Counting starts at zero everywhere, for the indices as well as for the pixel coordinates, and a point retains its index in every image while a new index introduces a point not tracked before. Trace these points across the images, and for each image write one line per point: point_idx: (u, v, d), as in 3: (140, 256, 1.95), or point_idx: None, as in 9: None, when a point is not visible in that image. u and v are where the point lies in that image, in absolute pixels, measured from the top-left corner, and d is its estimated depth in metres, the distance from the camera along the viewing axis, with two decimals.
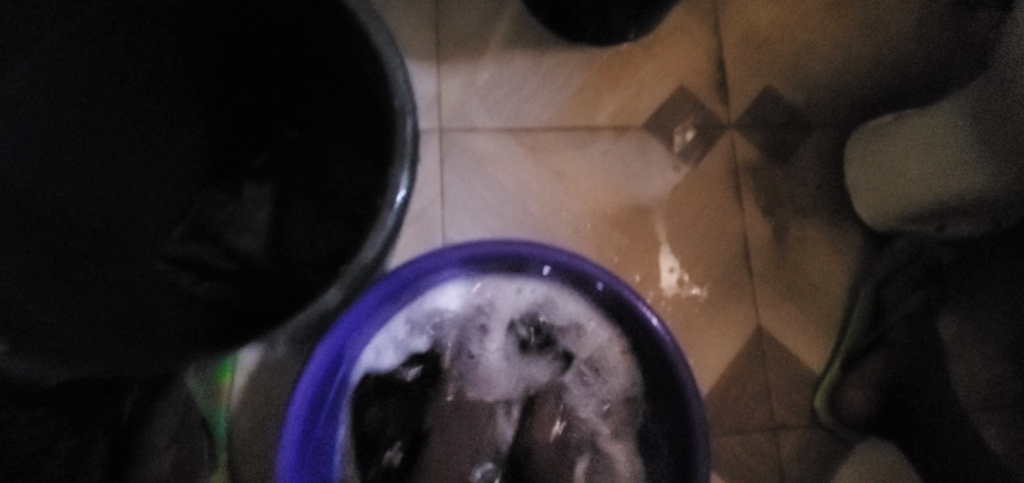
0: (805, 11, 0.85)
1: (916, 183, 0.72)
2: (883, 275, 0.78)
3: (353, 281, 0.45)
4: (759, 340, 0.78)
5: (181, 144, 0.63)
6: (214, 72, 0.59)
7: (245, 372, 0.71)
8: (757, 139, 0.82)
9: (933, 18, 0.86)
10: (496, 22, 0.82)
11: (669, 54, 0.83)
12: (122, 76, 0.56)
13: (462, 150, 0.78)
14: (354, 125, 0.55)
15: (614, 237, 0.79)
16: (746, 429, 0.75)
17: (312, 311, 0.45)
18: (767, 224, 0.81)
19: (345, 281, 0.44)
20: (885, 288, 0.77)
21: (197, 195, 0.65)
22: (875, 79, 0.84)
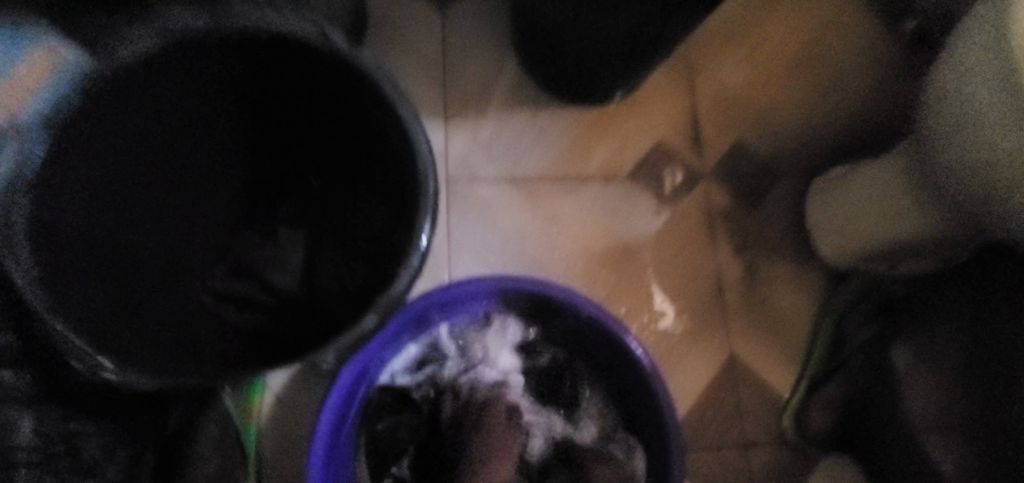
0: (771, 73, 0.97)
1: (868, 227, 0.81)
2: (844, 309, 0.87)
3: (387, 310, 0.55)
4: (732, 366, 0.87)
5: (222, 191, 0.70)
6: (256, 129, 0.69)
7: (272, 392, 0.80)
8: (729, 185, 0.93)
9: (884, 79, 0.97)
10: (498, 83, 0.93)
11: (650, 111, 0.94)
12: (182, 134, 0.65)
13: (467, 196, 0.89)
14: (377, 177, 0.66)
15: (602, 273, 0.88)
16: (721, 446, 0.84)
17: (352, 335, 0.54)
18: (739, 262, 0.90)
19: (380, 309, 0.54)
20: (844, 320, 0.87)
21: (233, 238, 0.71)
22: (834, 134, 0.95)
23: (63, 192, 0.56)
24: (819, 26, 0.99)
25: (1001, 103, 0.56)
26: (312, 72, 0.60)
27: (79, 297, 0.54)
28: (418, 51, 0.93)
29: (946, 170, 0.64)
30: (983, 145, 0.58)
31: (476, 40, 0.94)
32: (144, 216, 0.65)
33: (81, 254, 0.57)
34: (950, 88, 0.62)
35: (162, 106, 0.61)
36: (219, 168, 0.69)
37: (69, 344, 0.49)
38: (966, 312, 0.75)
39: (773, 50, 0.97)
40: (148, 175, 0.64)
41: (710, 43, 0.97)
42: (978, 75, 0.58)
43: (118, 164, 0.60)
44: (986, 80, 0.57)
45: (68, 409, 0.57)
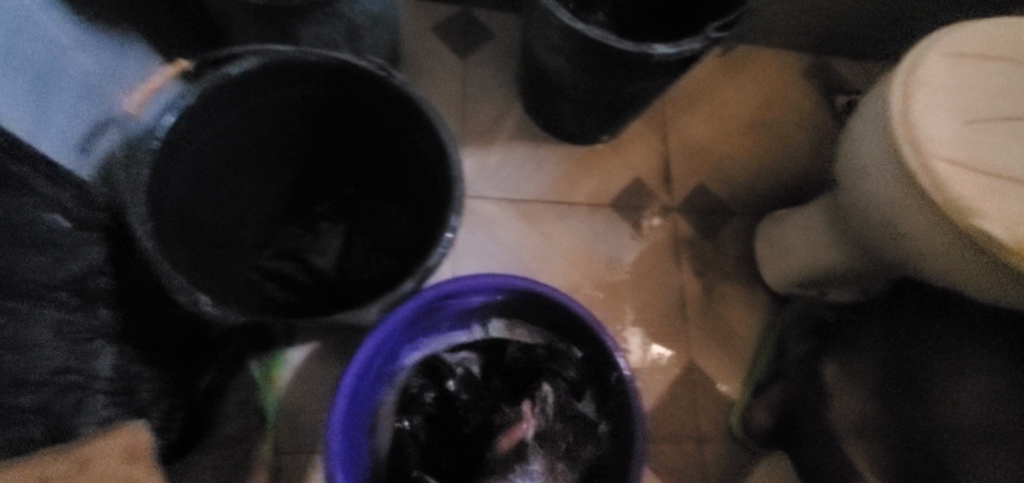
0: (730, 130, 1.16)
1: (803, 259, 0.98)
2: (783, 329, 1.03)
3: (422, 278, 0.69)
4: (690, 371, 1.01)
5: (278, 190, 0.84)
6: (312, 141, 0.81)
7: (292, 365, 0.90)
8: (693, 219, 1.10)
9: (821, 142, 1.18)
10: (504, 119, 1.11)
11: (630, 153, 1.12)
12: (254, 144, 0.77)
13: (473, 211, 1.04)
14: (407, 188, 0.81)
15: (583, 285, 1.03)
16: (680, 440, 0.97)
17: (392, 297, 0.68)
18: (699, 282, 1.06)
19: (418, 276, 0.68)
20: (784, 343, 1.02)
21: (281, 229, 0.88)
22: (780, 183, 1.14)
23: (164, 174, 0.66)
24: (770, 96, 1.20)
25: (882, 164, 0.73)
26: (367, 95, 0.73)
27: (172, 258, 0.65)
28: (439, 87, 1.10)
29: (854, 211, 0.82)
30: (872, 193, 0.76)
31: (488, 83, 1.12)
32: (221, 201, 0.77)
33: (172, 227, 0.68)
34: (849, 152, 0.80)
35: (247, 119, 0.73)
36: (276, 173, 0.82)
37: (175, 284, 0.60)
38: (880, 334, 0.89)
39: (732, 112, 1.18)
40: (226, 168, 0.75)
41: (682, 101, 1.17)
42: (865, 145, 0.76)
43: (210, 159, 0.72)
44: (870, 148, 0.75)
45: (138, 352, 0.69)
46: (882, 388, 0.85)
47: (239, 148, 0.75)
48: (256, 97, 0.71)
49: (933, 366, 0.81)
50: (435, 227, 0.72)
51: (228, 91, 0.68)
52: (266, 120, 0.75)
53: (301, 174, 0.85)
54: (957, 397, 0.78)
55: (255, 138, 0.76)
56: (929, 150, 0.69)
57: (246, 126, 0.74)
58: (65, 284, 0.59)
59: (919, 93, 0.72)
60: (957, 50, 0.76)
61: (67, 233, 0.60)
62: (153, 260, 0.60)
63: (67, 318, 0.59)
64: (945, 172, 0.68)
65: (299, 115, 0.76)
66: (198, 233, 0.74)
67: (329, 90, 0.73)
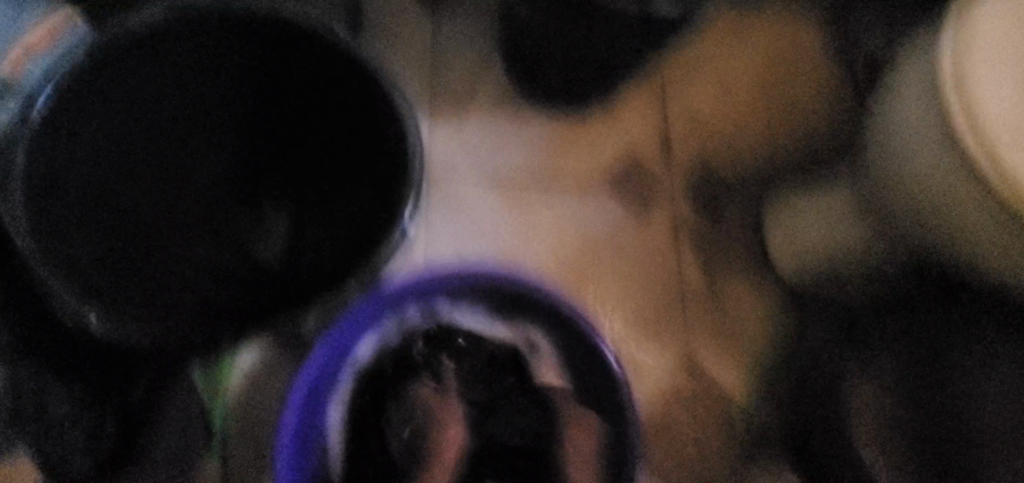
0: (737, 95, 1.03)
1: (822, 238, 0.88)
2: (807, 327, 0.90)
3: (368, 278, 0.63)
4: (687, 365, 0.92)
5: (213, 169, 0.72)
6: (252, 110, 0.71)
7: (240, 372, 0.79)
8: (695, 197, 0.99)
9: (841, 107, 1.05)
10: (482, 85, 0.97)
11: (626, 122, 1.00)
12: (179, 120, 0.69)
13: (447, 190, 0.93)
14: (365, 164, 0.68)
15: (570, 272, 0.93)
16: (675, 441, 0.90)
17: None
18: (700, 269, 0.96)
19: (363, 277, 0.62)
20: (804, 339, 0.88)
21: (218, 211, 0.73)
22: (794, 155, 1.02)
23: (56, 162, 0.62)
24: (784, 57, 1.06)
25: (923, 126, 0.62)
26: (317, 56, 0.64)
27: (65, 255, 0.62)
28: (409, 48, 0.97)
29: (878, 188, 0.70)
30: (903, 157, 0.65)
31: (464, 43, 0.98)
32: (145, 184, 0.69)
33: (70, 218, 0.64)
34: (882, 116, 0.68)
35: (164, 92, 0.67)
36: (210, 149, 0.71)
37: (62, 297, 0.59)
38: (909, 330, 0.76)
39: (740, 73, 1.05)
40: (142, 146, 0.68)
41: (684, 63, 1.04)
42: (901, 104, 0.65)
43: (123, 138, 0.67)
44: (913, 106, 0.64)
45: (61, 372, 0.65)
46: (906, 378, 0.75)
47: (158, 125, 0.68)
48: (168, 67, 0.65)
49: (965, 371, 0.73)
50: (386, 213, 0.63)
51: (124, 58, 0.62)
52: (193, 93, 0.68)
53: (249, 148, 0.72)
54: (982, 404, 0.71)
55: (177, 112, 0.68)
56: (983, 117, 0.58)
57: (156, 100, 0.67)
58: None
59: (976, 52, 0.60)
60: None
61: None
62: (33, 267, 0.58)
63: None
64: (1002, 142, 0.57)
65: (234, 81, 0.68)
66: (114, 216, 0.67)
67: (269, 50, 0.66)
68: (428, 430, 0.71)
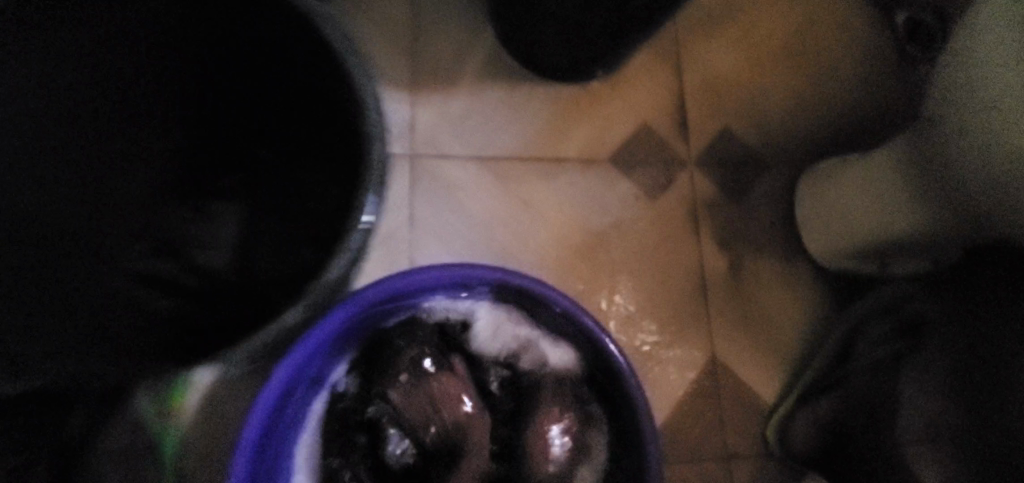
0: (761, 58, 0.91)
1: (863, 217, 0.76)
2: (859, 318, 0.78)
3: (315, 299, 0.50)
4: (713, 369, 0.81)
5: (153, 166, 0.66)
6: (190, 87, 0.61)
7: (199, 390, 0.68)
8: (715, 176, 0.86)
9: (877, 70, 0.92)
10: (471, 54, 0.85)
11: (635, 93, 0.87)
12: (101, 106, 0.58)
13: (432, 175, 0.81)
14: (325, 143, 0.56)
15: (577, 267, 0.81)
16: (700, 457, 0.78)
17: (272, 328, 0.49)
18: (724, 258, 0.84)
19: (307, 300, 0.49)
20: (859, 335, 0.77)
21: (164, 211, 0.69)
22: (827, 126, 0.89)
23: None
24: (811, 12, 0.93)
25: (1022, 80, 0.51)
26: (250, 14, 0.51)
27: None
28: (384, 14, 0.84)
29: (952, 157, 0.60)
30: (1001, 118, 0.53)
31: (448, 6, 0.86)
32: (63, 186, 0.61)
33: None
34: (959, 69, 0.57)
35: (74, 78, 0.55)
36: (145, 143, 0.64)
37: None
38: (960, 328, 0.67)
39: (764, 34, 0.92)
40: (57, 138, 0.57)
41: (701, 23, 0.91)
42: (985, 53, 0.54)
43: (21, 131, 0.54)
44: (1003, 54, 0.52)
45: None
46: (953, 367, 0.66)
47: (75, 115, 0.57)
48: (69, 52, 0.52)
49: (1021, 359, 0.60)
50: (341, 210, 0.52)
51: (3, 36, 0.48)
52: (109, 69, 0.56)
53: (187, 147, 0.66)
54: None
55: (96, 97, 0.57)
56: None
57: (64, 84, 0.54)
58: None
59: None
60: None
61: None
62: None
63: None
64: None
65: (160, 54, 0.57)
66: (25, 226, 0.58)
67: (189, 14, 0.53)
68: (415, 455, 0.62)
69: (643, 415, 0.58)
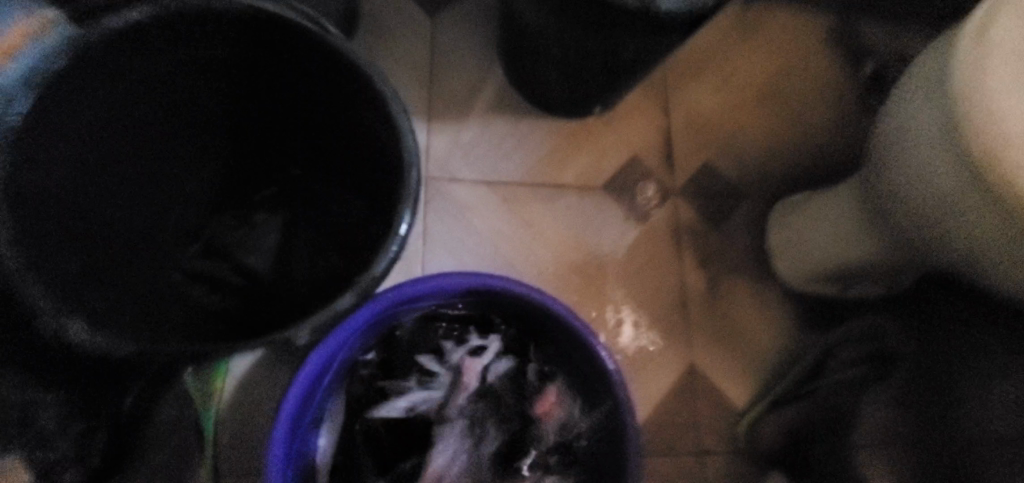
0: (740, 102, 1.02)
1: (824, 249, 0.86)
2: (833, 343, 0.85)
3: (365, 289, 0.56)
4: (690, 377, 0.90)
5: (201, 174, 0.72)
6: (233, 94, 0.66)
7: (234, 377, 0.81)
8: (697, 204, 0.97)
9: (847, 113, 1.03)
10: (482, 90, 0.96)
11: (627, 127, 0.98)
12: (172, 122, 0.65)
13: (445, 196, 0.91)
14: (367, 169, 0.67)
15: (573, 280, 0.91)
16: (676, 449, 0.87)
17: (328, 310, 0.55)
18: (702, 276, 0.94)
19: (357, 289, 0.55)
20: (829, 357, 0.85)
21: (211, 220, 0.77)
22: (799, 163, 1.00)
23: (37, 163, 0.54)
24: (787, 60, 1.04)
25: (948, 123, 0.58)
26: (306, 49, 0.59)
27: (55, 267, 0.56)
28: (407, 52, 0.95)
29: (896, 183, 0.67)
30: (925, 151, 0.61)
31: (463, 47, 0.97)
32: (123, 178, 0.64)
33: (57, 223, 0.57)
34: (906, 107, 0.64)
35: (151, 89, 0.61)
36: (199, 150, 0.70)
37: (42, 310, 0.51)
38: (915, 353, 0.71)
39: (744, 79, 1.03)
40: (133, 143, 0.63)
41: (687, 68, 1.02)
42: (931, 94, 0.61)
43: (114, 136, 0.61)
44: (937, 101, 0.60)
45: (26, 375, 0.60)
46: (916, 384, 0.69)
47: (145, 125, 0.63)
48: (150, 66, 0.58)
49: (961, 378, 0.66)
50: (374, 224, 0.67)
51: (96, 63, 0.55)
52: (177, 88, 0.63)
53: (229, 166, 0.74)
54: (987, 410, 0.63)
55: (166, 109, 0.64)
56: (1010, 119, 0.54)
57: (145, 97, 0.61)
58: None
59: (998, 51, 0.56)
60: None
61: None
62: (20, 283, 0.51)
63: None
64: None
65: (213, 77, 0.63)
66: (79, 225, 0.60)
67: (263, 46, 0.61)
68: (426, 438, 0.70)
69: (623, 406, 0.67)
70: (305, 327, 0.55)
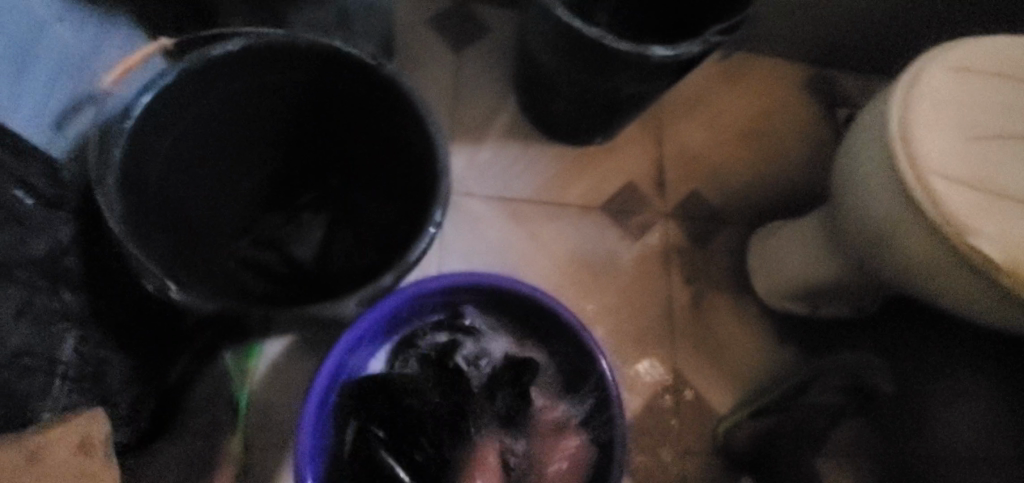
0: (725, 139, 1.14)
1: (796, 269, 0.96)
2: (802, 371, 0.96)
3: (402, 273, 0.68)
4: (674, 380, 1.00)
5: (256, 177, 0.84)
6: (292, 113, 0.79)
7: (268, 358, 0.90)
8: (686, 227, 1.08)
9: (822, 153, 1.16)
10: (498, 116, 1.09)
11: (625, 156, 1.10)
12: (242, 132, 0.78)
13: (461, 208, 1.03)
14: (399, 176, 0.80)
15: (572, 289, 1.02)
16: (660, 446, 0.96)
17: (372, 288, 0.67)
18: (689, 292, 1.05)
19: (397, 272, 0.67)
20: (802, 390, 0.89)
21: (261, 219, 0.90)
22: (777, 194, 1.12)
23: (139, 155, 0.66)
24: (769, 103, 1.18)
25: (882, 163, 0.71)
26: (359, 76, 0.72)
27: (146, 241, 0.67)
28: (432, 80, 1.08)
29: (849, 212, 0.79)
30: (864, 186, 0.74)
31: (482, 78, 1.10)
32: (195, 173, 0.76)
33: (148, 207, 0.69)
34: (852, 149, 0.77)
35: (228, 103, 0.73)
36: (258, 158, 0.83)
37: (144, 270, 0.62)
38: (892, 388, 0.84)
39: (730, 120, 1.16)
40: (206, 147, 0.76)
41: (679, 107, 1.15)
42: (868, 138, 0.74)
43: (194, 139, 0.73)
44: (874, 143, 0.73)
45: (105, 336, 0.70)
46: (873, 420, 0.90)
47: (220, 131, 0.76)
48: (232, 85, 0.71)
49: (931, 404, 0.84)
50: (400, 226, 0.80)
51: (195, 80, 0.68)
52: (249, 104, 0.75)
53: (280, 172, 0.86)
54: (952, 431, 0.80)
55: (237, 121, 0.76)
56: (928, 166, 0.68)
57: (224, 110, 0.74)
58: (32, 262, 0.61)
59: (917, 106, 0.70)
60: (965, 64, 0.75)
61: (33, 211, 0.61)
62: (125, 248, 0.61)
63: (30, 297, 0.60)
64: (939, 188, 0.67)
65: (277, 98, 0.76)
66: (158, 210, 0.71)
67: (325, 73, 0.73)
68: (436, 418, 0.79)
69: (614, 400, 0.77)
70: (353, 299, 0.67)
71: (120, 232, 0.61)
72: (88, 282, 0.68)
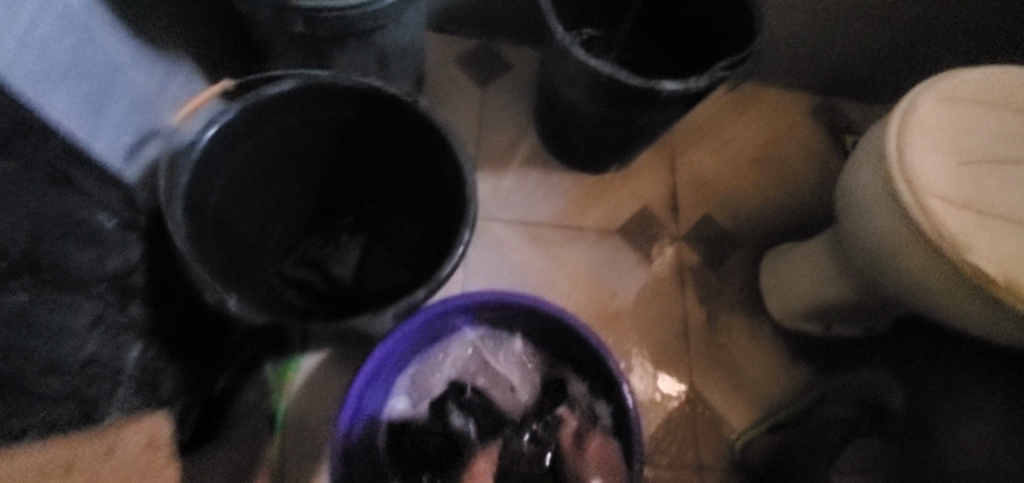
0: (736, 165, 1.20)
1: (806, 289, 1.00)
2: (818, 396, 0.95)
3: (435, 287, 0.73)
4: (691, 398, 1.03)
5: (301, 204, 0.93)
6: (333, 146, 0.87)
7: (303, 373, 0.97)
8: (699, 249, 1.13)
9: (832, 179, 1.20)
10: (520, 144, 1.16)
11: (639, 182, 1.16)
12: (288, 161, 0.86)
13: (485, 233, 1.09)
14: (432, 200, 0.86)
15: (590, 309, 1.06)
16: (678, 462, 0.99)
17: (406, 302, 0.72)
18: (702, 311, 1.08)
19: (430, 286, 0.72)
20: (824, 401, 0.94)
21: (305, 239, 0.97)
22: (788, 218, 1.16)
23: (199, 184, 0.74)
24: (777, 130, 1.23)
25: (883, 187, 0.76)
26: (396, 111, 0.79)
27: (205, 258, 0.74)
28: (459, 113, 1.16)
29: (853, 233, 0.83)
30: (865, 209, 0.79)
31: (505, 111, 1.17)
32: (247, 200, 0.84)
33: (205, 230, 0.76)
34: (853, 177, 0.82)
35: (282, 138, 0.82)
36: (305, 185, 0.91)
37: (205, 282, 0.68)
38: (905, 408, 0.87)
39: (740, 148, 1.21)
40: (259, 175, 0.84)
41: (691, 136, 1.21)
42: (869, 168, 0.79)
43: (246, 169, 0.81)
44: (875, 172, 0.77)
45: (161, 348, 0.76)
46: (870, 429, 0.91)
47: (268, 159, 0.83)
48: (281, 121, 0.80)
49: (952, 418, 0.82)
50: (433, 249, 0.86)
51: (250, 116, 0.76)
52: (296, 136, 0.83)
53: (320, 197, 0.94)
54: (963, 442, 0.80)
55: (285, 151, 0.84)
56: (926, 189, 0.72)
57: (272, 141, 0.81)
58: (110, 279, 0.68)
59: (912, 133, 0.75)
60: (956, 94, 0.80)
61: (110, 232, 0.68)
62: (186, 263, 0.67)
63: (102, 311, 0.66)
64: (939, 209, 0.71)
65: (320, 131, 0.84)
66: (212, 235, 0.78)
67: (365, 107, 0.81)
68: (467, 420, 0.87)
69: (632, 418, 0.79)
70: (390, 312, 0.72)
71: (184, 248, 0.67)
72: (152, 296, 0.76)
